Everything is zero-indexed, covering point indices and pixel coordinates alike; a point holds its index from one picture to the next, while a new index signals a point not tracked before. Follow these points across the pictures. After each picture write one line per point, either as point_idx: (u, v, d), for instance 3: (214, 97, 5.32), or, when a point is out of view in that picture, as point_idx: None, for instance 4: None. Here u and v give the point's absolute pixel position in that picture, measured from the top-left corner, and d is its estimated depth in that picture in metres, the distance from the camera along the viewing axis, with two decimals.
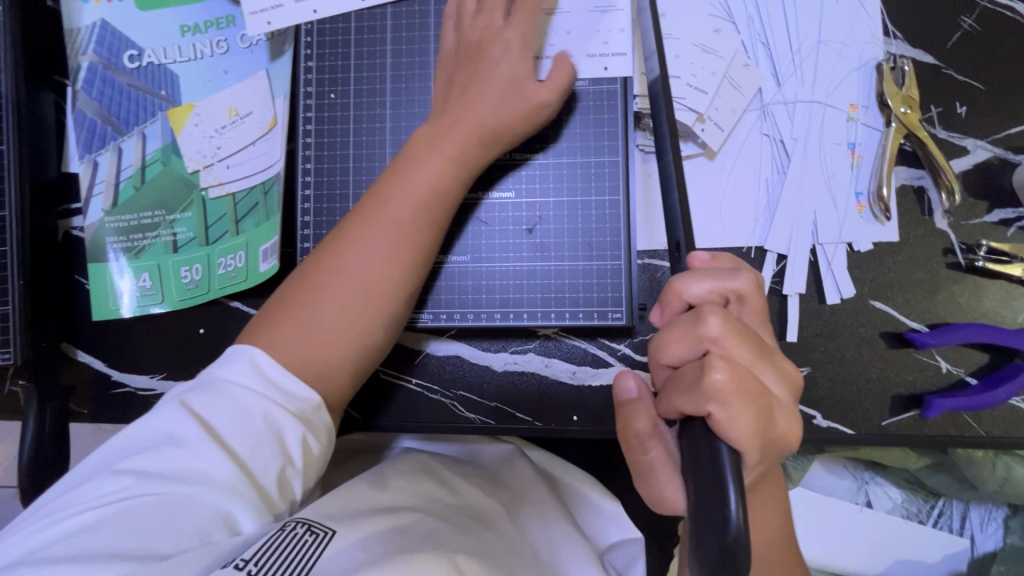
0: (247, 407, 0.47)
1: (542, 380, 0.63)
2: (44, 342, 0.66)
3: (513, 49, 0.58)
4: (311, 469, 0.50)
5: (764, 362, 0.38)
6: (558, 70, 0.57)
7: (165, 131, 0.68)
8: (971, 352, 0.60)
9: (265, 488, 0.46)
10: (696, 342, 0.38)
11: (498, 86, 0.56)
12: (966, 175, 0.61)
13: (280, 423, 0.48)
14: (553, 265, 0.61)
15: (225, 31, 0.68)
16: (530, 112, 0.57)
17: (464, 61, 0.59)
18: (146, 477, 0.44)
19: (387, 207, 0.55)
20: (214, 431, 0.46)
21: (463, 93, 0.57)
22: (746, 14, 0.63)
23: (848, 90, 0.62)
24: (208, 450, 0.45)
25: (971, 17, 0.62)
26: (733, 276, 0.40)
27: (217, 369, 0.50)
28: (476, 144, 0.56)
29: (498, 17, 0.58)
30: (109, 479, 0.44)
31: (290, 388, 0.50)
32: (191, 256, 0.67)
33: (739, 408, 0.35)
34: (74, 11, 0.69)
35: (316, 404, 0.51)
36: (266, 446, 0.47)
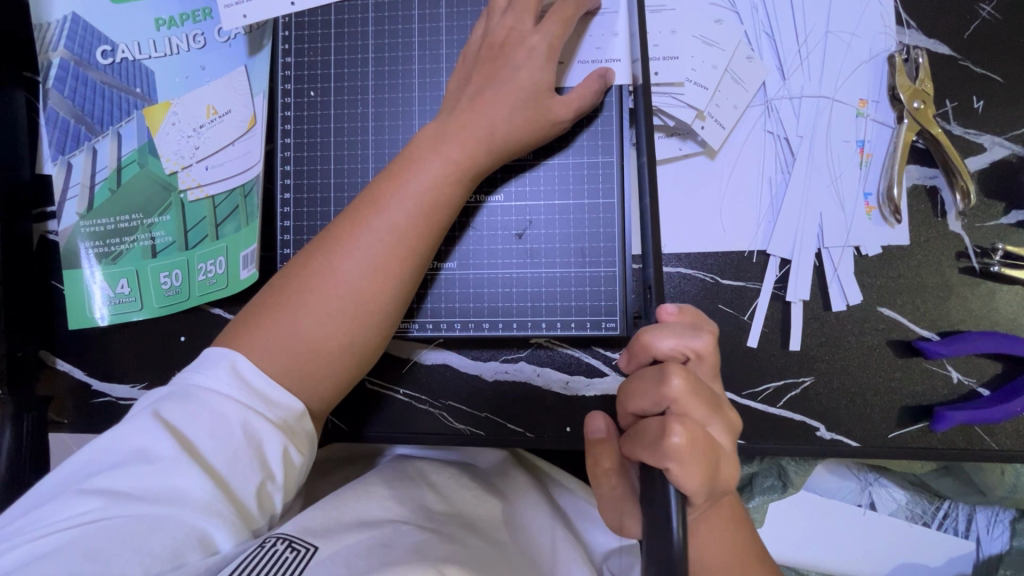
0: (225, 418, 0.45)
1: (534, 391, 0.61)
2: (20, 352, 0.64)
3: (538, 55, 0.54)
4: (294, 480, 0.48)
5: (718, 420, 0.38)
6: (590, 85, 0.55)
7: (141, 130, 0.65)
8: (984, 361, 0.57)
9: (243, 504, 0.44)
10: (659, 401, 0.37)
11: (515, 94, 0.53)
12: (982, 174, 0.58)
13: (259, 434, 0.46)
14: (544, 272, 0.58)
15: (202, 24, 0.65)
16: (546, 126, 0.54)
17: (483, 63, 0.55)
18: (115, 498, 0.42)
19: (379, 211, 0.52)
20: (188, 445, 0.44)
21: (475, 98, 0.54)
22: (750, 3, 0.60)
23: (858, 84, 0.59)
24: (182, 466, 0.43)
25: (990, 5, 0.58)
26: (695, 335, 0.38)
27: (193, 376, 0.48)
28: (484, 152, 0.53)
29: (527, 20, 0.55)
30: (77, 498, 0.42)
31: (273, 397, 0.48)
32: (170, 262, 0.65)
33: (692, 469, 0.36)
34: (44, 5, 0.65)
35: (301, 413, 0.49)
36: (244, 460, 0.45)
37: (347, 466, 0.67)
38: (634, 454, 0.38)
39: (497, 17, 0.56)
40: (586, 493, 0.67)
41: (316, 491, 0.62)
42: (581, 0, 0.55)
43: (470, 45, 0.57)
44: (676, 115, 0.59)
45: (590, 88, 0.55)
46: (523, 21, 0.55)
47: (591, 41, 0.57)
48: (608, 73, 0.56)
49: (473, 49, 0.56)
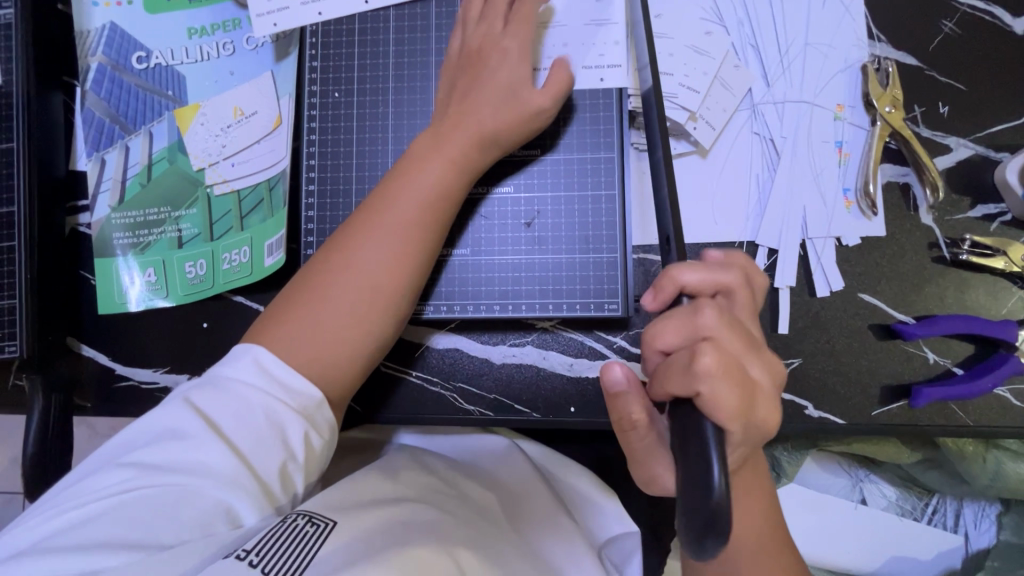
0: (250, 403, 0.49)
1: (540, 373, 0.65)
2: (49, 337, 0.67)
3: (510, 56, 0.59)
4: (312, 464, 0.51)
5: (753, 354, 0.40)
6: (558, 75, 0.59)
7: (171, 130, 0.70)
8: (957, 344, 0.61)
9: (266, 483, 0.47)
10: (692, 330, 0.39)
11: (498, 93, 0.58)
12: (949, 172, 0.63)
13: (281, 419, 0.49)
14: (551, 258, 0.62)
15: (231, 33, 0.70)
16: (528, 119, 0.59)
17: (466, 69, 0.60)
18: (148, 471, 0.45)
19: (388, 207, 0.57)
20: (215, 427, 0.47)
21: (463, 101, 0.59)
22: (736, 17, 0.66)
23: (836, 90, 0.65)
24: (210, 445, 0.46)
25: (952, 21, 0.64)
26: (722, 273, 0.42)
27: (222, 367, 0.52)
28: (476, 150, 0.58)
29: (497, 26, 0.61)
30: (116, 470, 0.45)
31: (293, 384, 0.51)
32: (196, 252, 0.68)
33: (725, 395, 0.37)
34: (84, 14, 0.71)
35: (318, 401, 0.52)
36: (266, 441, 0.48)
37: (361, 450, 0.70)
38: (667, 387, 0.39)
39: (472, 27, 0.62)
40: (588, 481, 0.70)
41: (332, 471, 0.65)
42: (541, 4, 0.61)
43: (452, 53, 0.63)
44: (671, 116, 0.63)
45: (562, 77, 0.59)
46: (495, 28, 0.60)
47: (592, 49, 0.63)
48: (564, 64, 0.60)
49: (456, 56, 0.62)
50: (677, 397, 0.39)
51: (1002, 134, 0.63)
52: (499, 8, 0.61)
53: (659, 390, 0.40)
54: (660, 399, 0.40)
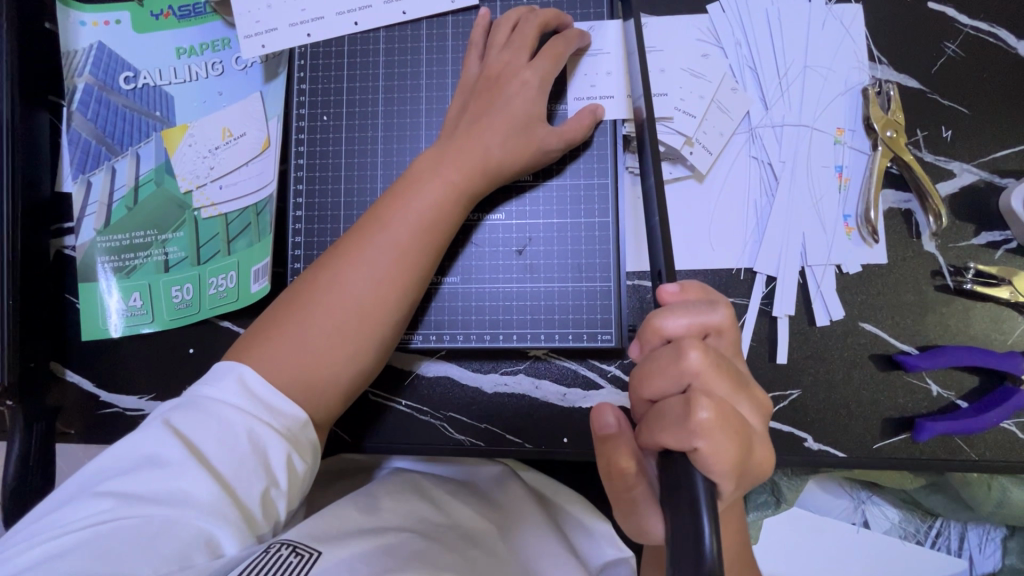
0: (232, 426, 0.47)
1: (532, 403, 0.63)
2: (32, 363, 0.66)
3: (530, 88, 0.58)
4: (296, 488, 0.50)
5: (741, 395, 0.40)
6: (581, 118, 0.59)
7: (159, 151, 0.69)
8: (961, 375, 0.60)
9: (248, 509, 0.46)
10: (679, 377, 0.39)
11: (509, 121, 0.57)
12: (953, 198, 0.61)
13: (264, 442, 0.48)
14: (543, 287, 0.61)
15: (220, 53, 0.69)
16: (536, 153, 0.58)
17: (480, 94, 0.59)
18: (126, 500, 0.43)
19: (387, 225, 0.55)
20: (197, 451, 0.46)
21: (473, 125, 0.58)
22: (734, 39, 0.64)
23: (836, 114, 0.63)
24: (190, 471, 0.44)
25: (955, 43, 0.63)
26: (709, 312, 0.41)
27: (202, 387, 0.50)
28: (479, 175, 0.57)
29: (522, 55, 0.59)
30: (91, 500, 0.44)
31: (278, 406, 0.50)
32: (182, 276, 0.67)
33: (723, 444, 0.37)
34: (72, 33, 0.70)
35: (303, 422, 0.51)
36: (249, 465, 0.46)
37: (348, 477, 0.68)
38: (656, 438, 0.39)
39: (495, 52, 0.60)
40: (583, 507, 0.68)
41: (318, 501, 0.63)
42: (571, 39, 0.60)
43: (468, 77, 0.61)
44: (667, 141, 0.62)
45: (579, 117, 0.59)
46: (517, 56, 0.59)
47: (585, 79, 0.62)
48: (598, 108, 0.60)
49: (471, 80, 0.61)
50: (670, 448, 0.38)
51: (1007, 159, 0.62)
52: (525, 38, 0.59)
53: (650, 440, 0.40)
54: (650, 449, 0.40)
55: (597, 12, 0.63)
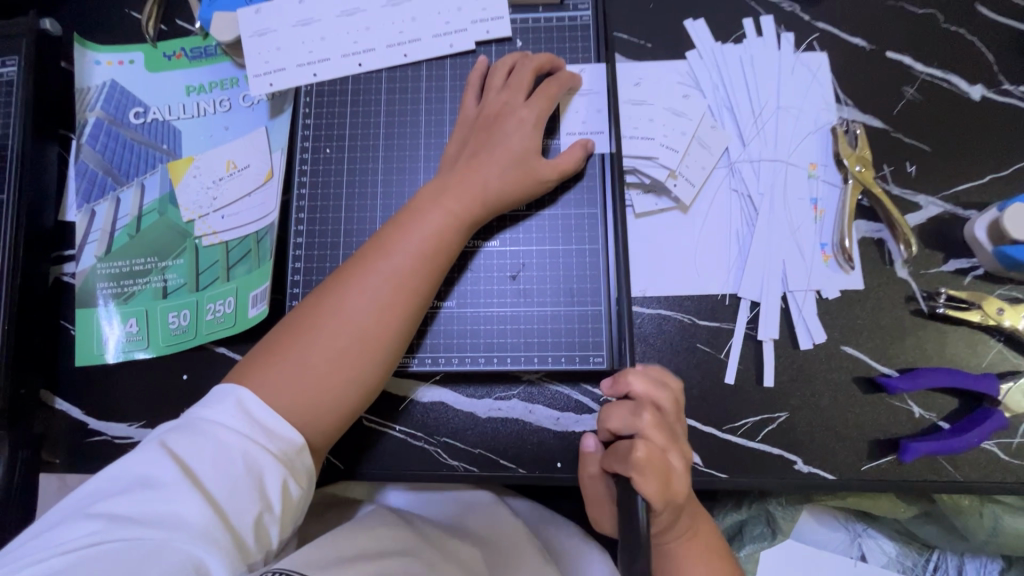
0: (228, 448, 0.47)
1: (525, 427, 0.63)
2: (23, 389, 0.65)
3: (527, 125, 0.62)
4: (290, 515, 0.50)
5: (674, 447, 0.52)
6: (572, 151, 0.62)
7: (163, 181, 0.71)
8: (941, 397, 0.61)
9: (240, 535, 0.45)
10: (630, 424, 0.53)
11: (506, 156, 0.61)
12: (921, 228, 0.65)
13: (260, 465, 0.48)
14: (536, 310, 0.63)
15: (229, 91, 0.72)
16: (532, 186, 0.61)
17: (479, 131, 0.63)
18: (119, 521, 0.43)
19: (388, 254, 0.57)
20: (193, 473, 0.46)
21: (471, 159, 0.61)
22: (712, 82, 0.69)
23: (809, 149, 0.68)
24: (184, 493, 0.44)
25: (913, 87, 0.68)
26: (661, 387, 0.54)
27: (201, 409, 0.51)
28: (478, 208, 0.60)
29: (517, 97, 0.63)
30: (83, 521, 0.43)
31: (275, 430, 0.50)
32: (180, 303, 0.68)
33: (651, 479, 0.49)
34: (86, 72, 0.73)
35: (300, 447, 0.51)
36: (243, 489, 0.46)
37: (340, 507, 0.67)
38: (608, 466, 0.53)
39: (493, 93, 0.64)
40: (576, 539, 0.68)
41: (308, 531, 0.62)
42: (564, 80, 0.64)
43: (466, 115, 0.65)
44: (651, 174, 0.66)
45: (573, 155, 0.62)
46: (514, 97, 0.63)
47: (576, 116, 0.66)
48: (588, 143, 0.63)
49: (470, 118, 0.65)
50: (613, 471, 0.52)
51: (968, 192, 0.66)
52: (521, 80, 0.63)
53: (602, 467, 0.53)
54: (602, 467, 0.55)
55: (585, 56, 0.68)
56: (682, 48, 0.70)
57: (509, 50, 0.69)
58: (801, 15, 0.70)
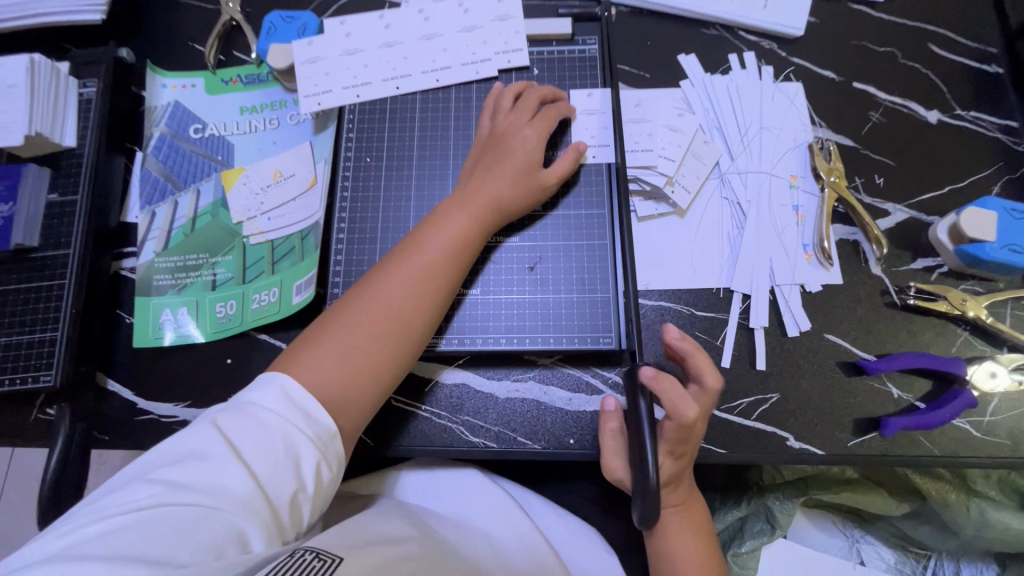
0: (270, 430, 0.53)
1: (541, 406, 0.69)
2: (83, 367, 0.72)
3: (529, 141, 0.71)
4: (321, 496, 0.55)
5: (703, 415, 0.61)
6: (565, 158, 0.71)
7: (217, 188, 0.80)
8: (916, 380, 0.68)
9: (277, 510, 0.50)
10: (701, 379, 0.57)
11: (514, 167, 0.69)
12: (891, 231, 0.74)
13: (297, 447, 0.53)
14: (552, 298, 0.70)
15: (278, 111, 0.82)
16: (537, 192, 0.70)
17: (491, 146, 0.72)
18: (175, 488, 0.48)
19: (414, 255, 0.65)
20: (239, 451, 0.51)
21: (485, 171, 0.70)
22: (703, 106, 0.79)
23: (789, 164, 0.77)
24: (231, 468, 0.50)
25: (878, 112, 0.79)
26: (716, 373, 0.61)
27: (247, 392, 0.56)
28: (494, 212, 0.68)
29: (522, 117, 0.72)
30: (143, 486, 0.48)
31: (313, 414, 0.55)
32: (227, 294, 0.75)
33: (681, 427, 0.57)
34: (154, 94, 0.83)
35: (333, 432, 0.56)
36: (281, 469, 0.51)
37: None
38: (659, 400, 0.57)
39: (502, 114, 0.74)
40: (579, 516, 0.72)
41: None
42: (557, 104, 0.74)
43: (481, 133, 0.75)
44: (651, 182, 0.75)
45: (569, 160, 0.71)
46: (519, 118, 0.72)
47: (585, 132, 0.76)
48: (581, 146, 0.72)
49: (484, 136, 0.74)
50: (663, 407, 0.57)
51: (931, 201, 0.75)
52: (529, 105, 0.73)
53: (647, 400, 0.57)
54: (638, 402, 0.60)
55: (592, 83, 0.78)
56: (677, 78, 0.81)
57: (527, 77, 0.79)
58: (778, 51, 0.82)
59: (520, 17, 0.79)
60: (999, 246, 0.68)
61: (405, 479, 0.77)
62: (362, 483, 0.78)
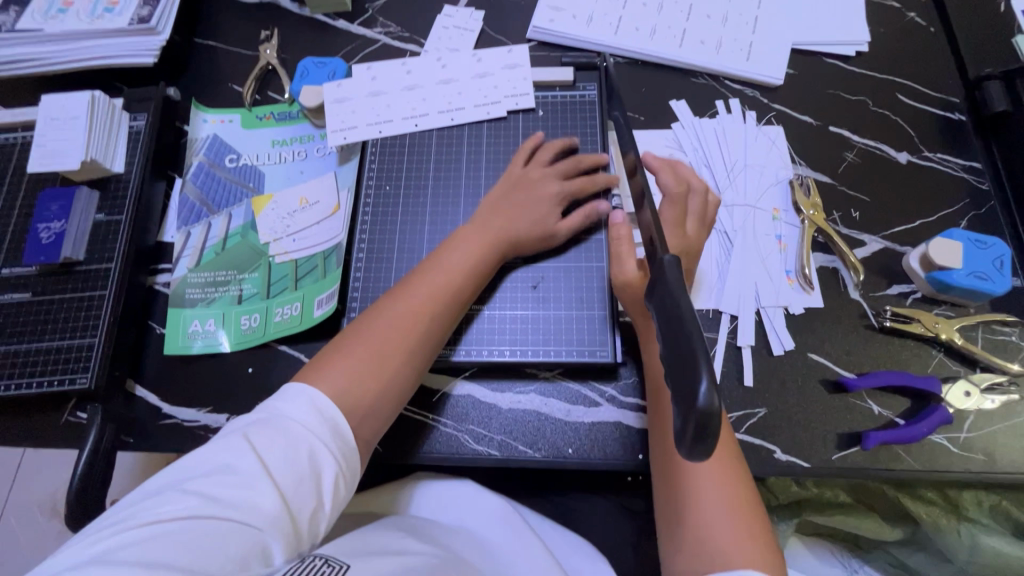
0: (298, 446, 0.55)
1: (541, 416, 0.74)
2: (116, 373, 0.77)
3: (555, 190, 0.78)
4: (337, 512, 0.57)
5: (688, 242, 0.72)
6: (582, 213, 0.78)
7: (248, 211, 0.87)
8: (895, 397, 0.72)
9: (298, 525, 0.53)
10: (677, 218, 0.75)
11: (534, 208, 0.77)
12: (867, 260, 0.80)
13: (322, 463, 0.56)
14: (553, 314, 0.76)
15: (307, 144, 0.91)
16: (554, 235, 0.77)
17: (514, 189, 0.79)
18: (209, 500, 0.50)
19: (434, 274, 0.71)
20: (269, 465, 0.53)
21: (506, 207, 0.77)
22: (692, 145, 0.87)
23: (772, 198, 0.84)
24: (261, 482, 0.52)
25: (852, 152, 0.86)
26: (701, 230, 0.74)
27: (276, 406, 0.58)
28: (510, 243, 0.75)
29: (548, 171, 0.80)
30: (178, 496, 0.51)
31: (337, 429, 0.58)
32: (252, 307, 0.81)
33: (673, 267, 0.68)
34: (196, 128, 0.92)
35: (353, 449, 0.59)
36: (307, 485, 0.54)
37: None
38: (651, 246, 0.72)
39: (535, 167, 0.81)
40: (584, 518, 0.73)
41: None
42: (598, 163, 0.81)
43: (507, 178, 0.82)
44: None
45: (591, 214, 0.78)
46: (544, 168, 0.80)
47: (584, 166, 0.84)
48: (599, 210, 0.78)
49: (507, 180, 0.81)
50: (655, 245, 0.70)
51: (904, 233, 0.81)
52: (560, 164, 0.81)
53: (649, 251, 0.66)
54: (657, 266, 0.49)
55: (591, 124, 0.87)
56: (669, 120, 0.89)
57: (533, 118, 0.88)
58: (760, 98, 0.90)
59: (527, 66, 0.89)
60: (965, 273, 0.74)
61: (411, 489, 0.80)
62: (370, 493, 0.81)
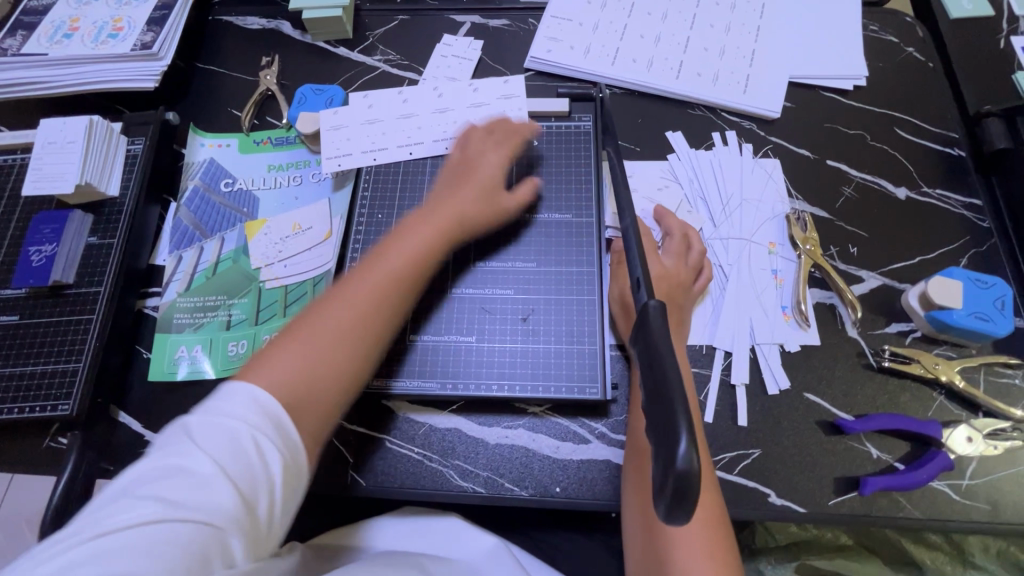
0: (244, 436, 0.50)
1: (529, 453, 0.72)
2: (99, 399, 0.77)
3: (494, 167, 0.79)
4: (292, 500, 0.53)
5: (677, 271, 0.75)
6: (523, 188, 0.80)
7: (240, 236, 0.87)
8: (894, 440, 0.70)
9: (256, 518, 0.49)
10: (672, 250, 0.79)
11: (478, 187, 0.77)
12: (865, 297, 0.78)
13: (270, 452, 0.51)
14: (543, 347, 0.75)
15: (302, 170, 0.91)
16: (498, 213, 0.78)
17: (462, 171, 0.79)
18: (169, 504, 0.45)
19: (382, 258, 0.69)
20: (220, 461, 0.48)
21: (454, 189, 0.77)
22: (687, 177, 0.87)
23: (768, 231, 0.83)
24: (215, 480, 0.47)
25: (850, 187, 0.85)
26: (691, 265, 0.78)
27: (216, 401, 0.52)
28: (460, 224, 0.74)
29: (483, 151, 0.80)
30: (133, 503, 0.45)
31: (279, 418, 0.53)
32: (240, 334, 0.80)
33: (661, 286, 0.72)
34: (193, 152, 0.93)
35: (298, 440, 0.54)
36: (262, 481, 0.50)
37: None
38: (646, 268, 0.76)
39: (470, 146, 0.81)
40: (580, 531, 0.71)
41: None
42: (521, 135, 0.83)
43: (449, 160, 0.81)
44: None
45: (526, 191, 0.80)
46: (484, 146, 0.81)
47: (577, 197, 0.83)
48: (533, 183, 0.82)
49: (453, 162, 0.80)
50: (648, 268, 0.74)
51: (902, 270, 0.80)
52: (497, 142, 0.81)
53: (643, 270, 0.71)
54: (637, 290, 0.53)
55: (586, 153, 0.87)
56: (665, 151, 0.89)
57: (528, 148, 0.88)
58: (757, 130, 0.90)
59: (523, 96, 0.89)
60: (965, 313, 0.72)
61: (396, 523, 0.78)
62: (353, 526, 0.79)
